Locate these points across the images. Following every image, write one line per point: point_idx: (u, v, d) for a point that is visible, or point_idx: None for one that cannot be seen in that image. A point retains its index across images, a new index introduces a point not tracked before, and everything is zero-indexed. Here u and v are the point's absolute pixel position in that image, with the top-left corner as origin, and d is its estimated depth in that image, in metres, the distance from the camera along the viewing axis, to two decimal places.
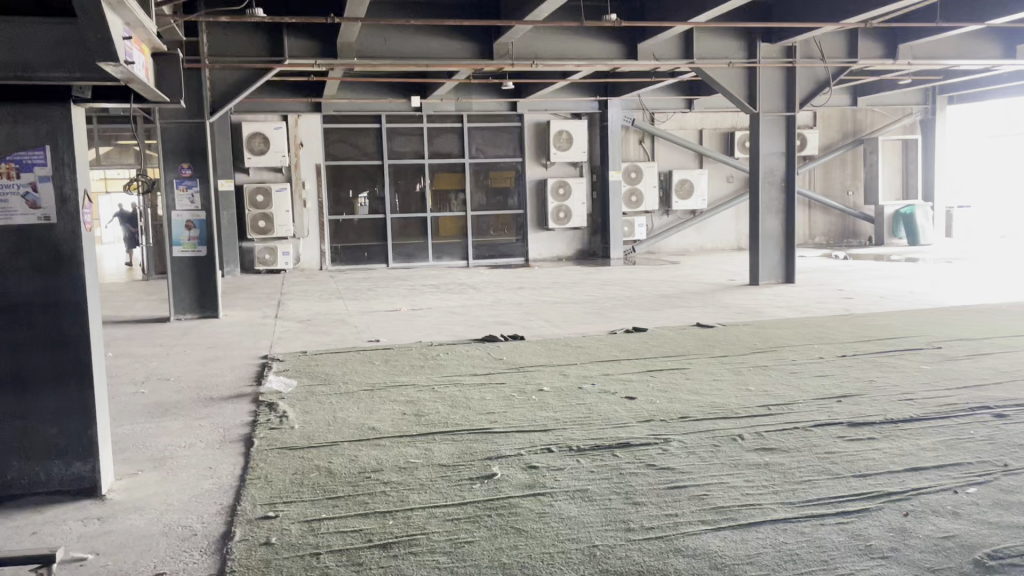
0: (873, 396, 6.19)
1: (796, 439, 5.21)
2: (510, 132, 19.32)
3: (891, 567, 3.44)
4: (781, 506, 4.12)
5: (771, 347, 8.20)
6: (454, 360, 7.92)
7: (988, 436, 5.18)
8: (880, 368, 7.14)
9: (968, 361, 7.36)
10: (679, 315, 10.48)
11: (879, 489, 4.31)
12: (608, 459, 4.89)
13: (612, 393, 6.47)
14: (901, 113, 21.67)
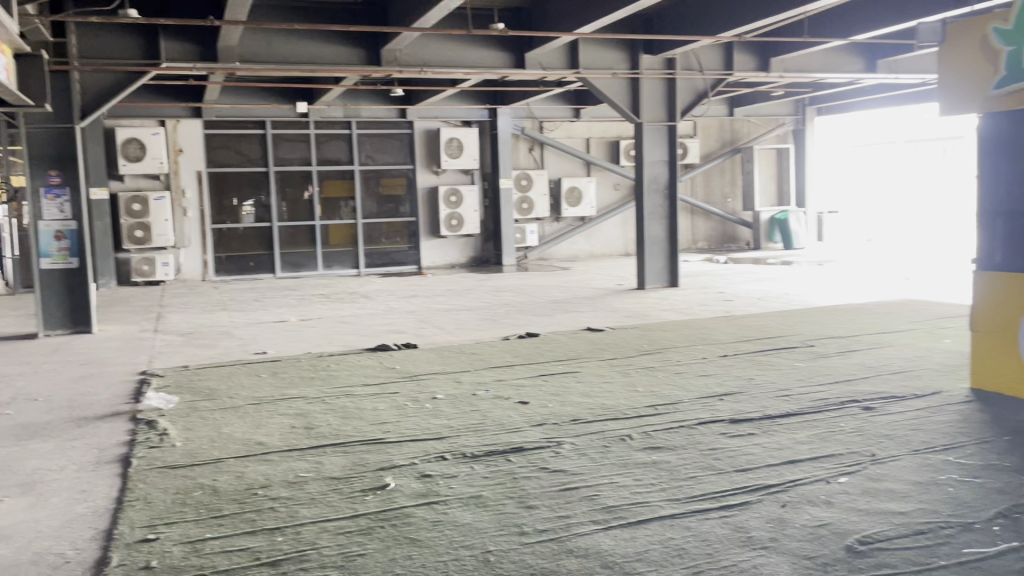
0: (753, 394, 6.47)
1: (682, 437, 5.38)
2: (399, 139, 19.14)
3: (771, 557, 3.60)
4: (668, 502, 4.25)
5: (658, 349, 8.47)
6: (346, 371, 7.79)
7: (857, 428, 5.51)
8: (759, 367, 7.47)
9: (839, 357, 7.80)
10: (571, 320, 10.67)
11: (759, 483, 4.51)
12: (501, 464, 4.92)
13: (506, 398, 6.52)
14: (774, 123, 22.81)
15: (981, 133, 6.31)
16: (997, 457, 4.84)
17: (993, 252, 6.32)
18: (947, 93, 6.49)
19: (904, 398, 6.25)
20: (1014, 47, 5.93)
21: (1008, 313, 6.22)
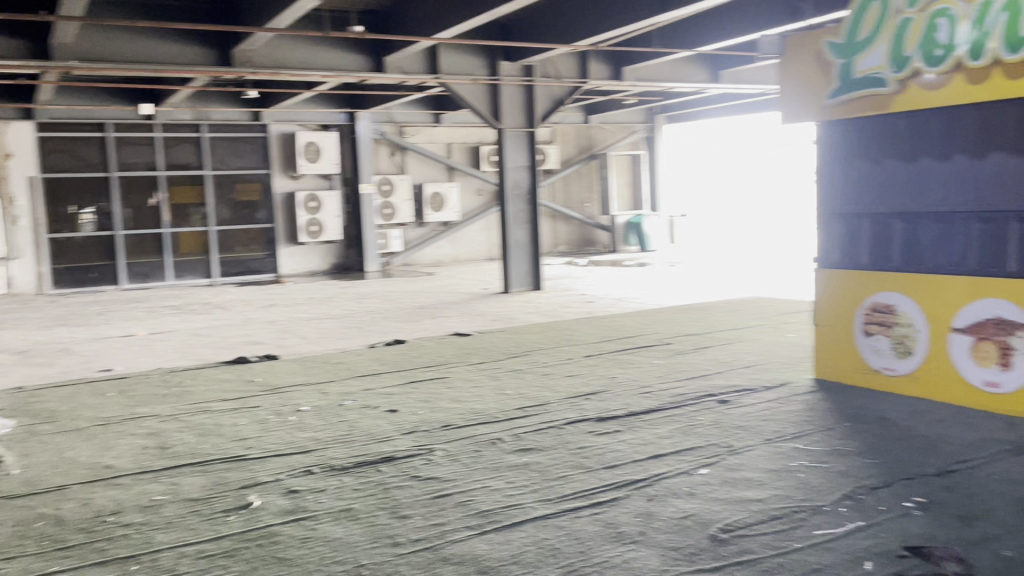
0: (617, 392, 6.65)
1: (551, 437, 5.46)
2: (254, 144, 18.52)
3: (640, 550, 3.69)
4: (541, 503, 4.29)
5: (524, 351, 8.56)
6: (203, 386, 7.42)
7: (715, 420, 5.77)
8: (621, 365, 7.70)
9: (695, 353, 8.16)
10: (437, 325, 10.63)
11: (626, 479, 4.63)
12: (371, 475, 4.82)
13: (374, 407, 6.39)
14: (628, 130, 23.40)
15: (820, 140, 6.78)
16: (840, 442, 5.19)
17: (830, 251, 6.81)
18: (787, 101, 6.92)
19: (755, 390, 6.61)
20: (844, 60, 6.37)
21: (844, 307, 6.71)
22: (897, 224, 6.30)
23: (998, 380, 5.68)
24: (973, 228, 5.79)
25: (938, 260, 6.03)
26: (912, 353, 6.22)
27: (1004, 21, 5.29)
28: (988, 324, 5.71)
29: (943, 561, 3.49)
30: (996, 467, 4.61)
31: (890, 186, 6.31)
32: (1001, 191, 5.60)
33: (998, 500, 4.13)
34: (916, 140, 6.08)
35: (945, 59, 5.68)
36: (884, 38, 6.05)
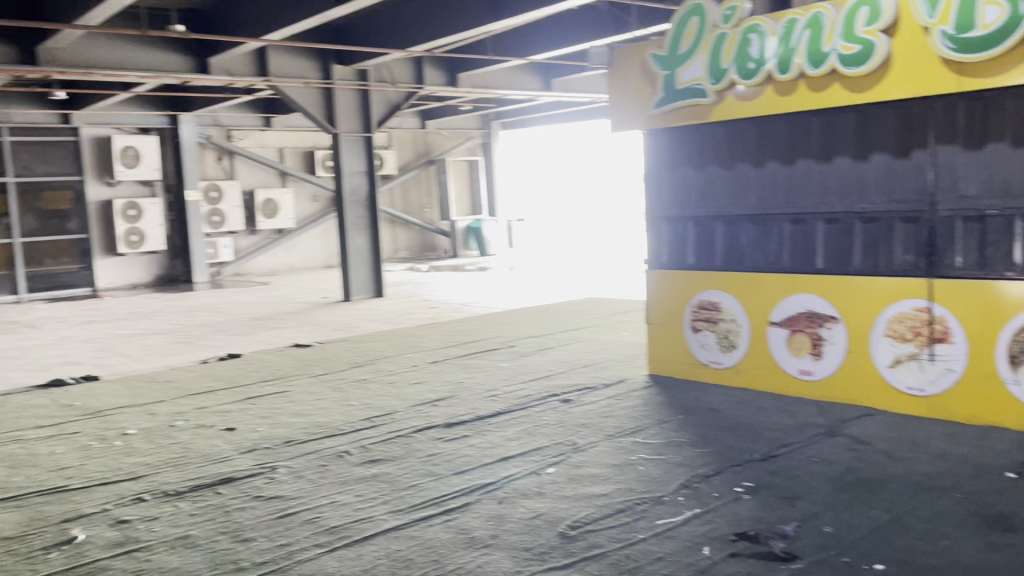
0: (463, 396, 6.68)
1: (398, 446, 5.40)
2: (63, 148, 17.16)
3: (493, 554, 3.72)
4: (391, 514, 4.23)
5: (367, 360, 8.42)
6: (12, 413, 6.77)
7: (559, 419, 5.92)
8: (465, 370, 7.74)
9: (538, 355, 8.34)
10: (275, 337, 10.25)
11: (476, 483, 4.65)
12: (209, 498, 4.57)
13: (209, 427, 6.07)
14: (463, 136, 23.57)
15: (647, 147, 7.16)
16: (675, 434, 5.47)
17: (660, 253, 7.18)
18: (617, 109, 7.22)
19: (595, 388, 6.84)
20: (668, 71, 6.68)
21: (674, 306, 7.09)
22: (719, 226, 6.74)
23: (810, 368, 6.16)
24: (785, 228, 6.29)
25: (756, 258, 6.50)
26: (736, 346, 6.64)
27: (806, 38, 5.73)
28: (800, 317, 6.19)
29: (771, 539, 3.75)
30: (812, 449, 5.02)
31: (713, 191, 6.75)
32: (808, 195, 6.14)
33: (814, 479, 4.49)
34: (734, 148, 6.56)
35: (756, 72, 6.06)
36: (702, 52, 6.40)
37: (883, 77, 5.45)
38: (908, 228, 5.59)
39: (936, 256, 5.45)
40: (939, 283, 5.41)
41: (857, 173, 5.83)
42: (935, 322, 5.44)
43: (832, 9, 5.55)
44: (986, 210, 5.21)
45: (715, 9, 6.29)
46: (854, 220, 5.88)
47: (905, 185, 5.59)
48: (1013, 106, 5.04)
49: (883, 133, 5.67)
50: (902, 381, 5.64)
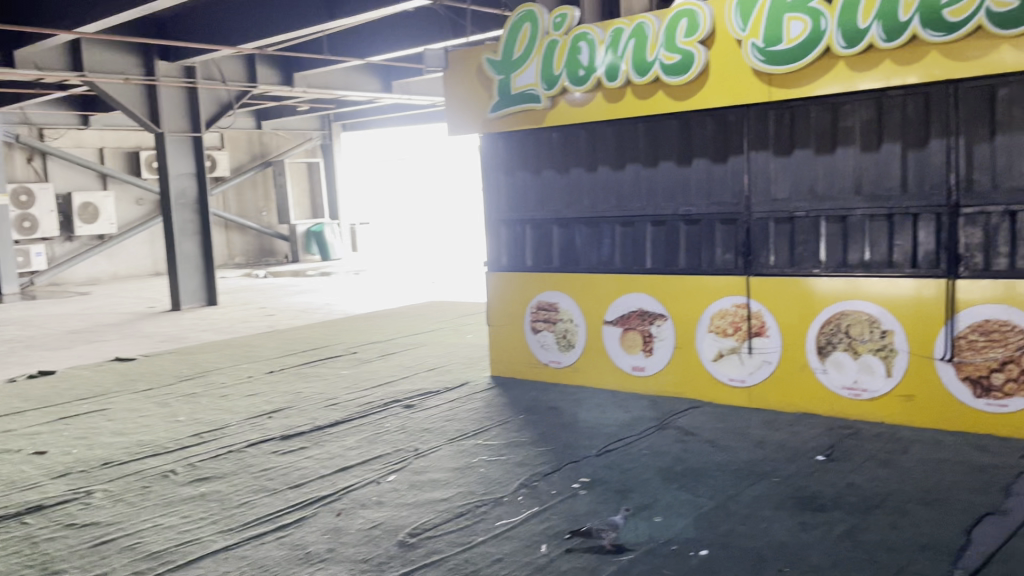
0: (301, 407, 6.47)
1: (230, 462, 5.15)
2: None
3: (329, 568, 3.62)
4: (221, 534, 4.02)
5: (198, 373, 7.99)
6: None
7: (400, 426, 5.85)
8: (304, 379, 7.49)
9: (380, 361, 8.22)
10: (94, 351, 9.54)
11: (313, 496, 4.51)
12: (14, 530, 4.17)
13: (16, 452, 5.56)
14: (302, 138, 22.87)
15: (484, 150, 7.24)
16: (516, 434, 5.53)
17: (500, 256, 7.26)
18: (454, 113, 7.23)
19: (438, 392, 6.81)
20: (503, 76, 6.76)
21: (514, 308, 7.18)
22: (555, 228, 6.89)
23: (643, 364, 6.41)
24: (617, 230, 6.52)
25: (590, 259, 6.70)
26: (574, 346, 6.81)
27: (632, 47, 5.95)
28: (632, 315, 6.42)
29: (605, 532, 3.86)
30: (644, 442, 5.22)
31: (549, 194, 6.90)
32: (637, 198, 6.39)
33: (647, 471, 4.67)
34: (568, 152, 6.73)
35: (587, 79, 6.24)
36: (535, 58, 6.51)
37: (702, 86, 5.75)
38: (727, 229, 5.94)
39: (752, 255, 5.82)
40: (755, 281, 5.77)
41: (681, 177, 6.13)
42: (752, 317, 5.79)
43: (654, 20, 5.80)
44: (794, 212, 5.61)
45: (546, 16, 6.43)
46: (679, 221, 6.17)
47: (724, 189, 5.93)
48: (816, 116, 5.47)
49: (703, 140, 5.99)
50: (725, 373, 5.98)
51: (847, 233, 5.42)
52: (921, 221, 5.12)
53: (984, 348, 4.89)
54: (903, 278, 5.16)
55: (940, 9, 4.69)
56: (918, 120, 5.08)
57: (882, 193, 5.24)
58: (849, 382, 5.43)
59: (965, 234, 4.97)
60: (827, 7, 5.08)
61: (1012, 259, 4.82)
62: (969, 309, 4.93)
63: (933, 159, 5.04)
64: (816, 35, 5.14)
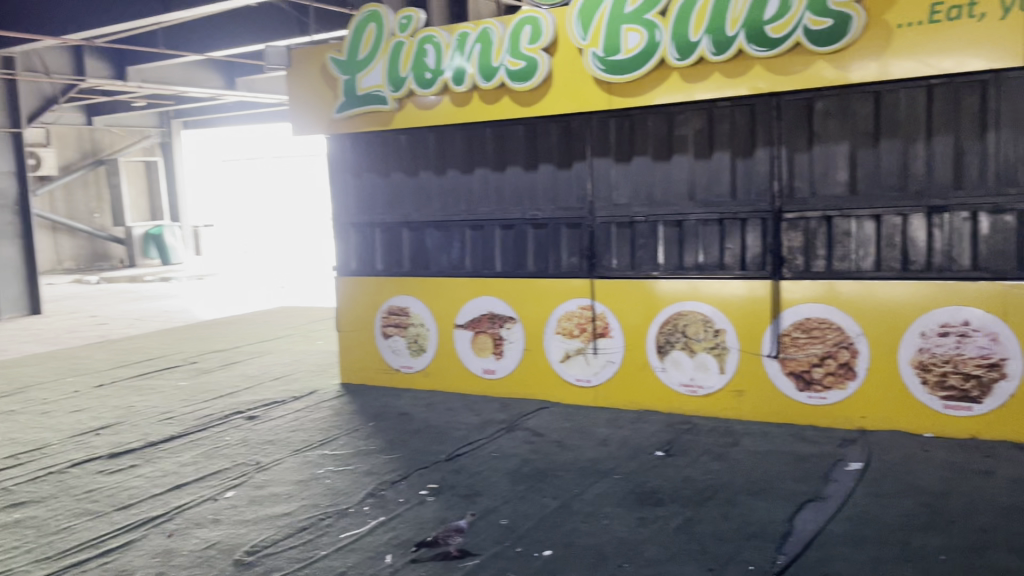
0: (133, 422, 6.08)
1: (50, 485, 4.77)
2: None
3: None
4: (35, 565, 3.71)
5: (16, 389, 7.36)
6: None
7: (242, 438, 5.61)
8: (137, 393, 7.05)
9: (222, 370, 7.86)
10: None
11: (142, 517, 4.24)
12: None
13: None
14: (139, 135, 21.55)
15: (329, 152, 7.07)
16: (364, 442, 5.43)
17: (349, 260, 7.12)
18: (297, 113, 7.02)
19: (284, 402, 6.58)
20: (348, 76, 6.62)
21: (364, 313, 7.05)
22: (405, 232, 6.82)
23: (493, 367, 6.45)
24: (466, 234, 6.53)
25: (441, 263, 6.68)
26: (425, 350, 6.76)
27: (478, 52, 5.98)
28: (482, 319, 6.45)
29: (451, 538, 3.84)
30: (493, 445, 5.25)
31: (398, 197, 6.82)
32: (485, 202, 6.42)
33: (494, 474, 4.69)
34: (416, 155, 6.68)
35: (434, 82, 6.20)
36: (381, 59, 6.42)
37: (546, 92, 5.85)
38: (572, 233, 6.07)
39: (596, 258, 5.98)
40: (599, 283, 5.93)
41: (528, 182, 6.22)
42: (597, 319, 5.95)
43: (499, 26, 5.85)
44: (634, 217, 5.81)
45: (392, 18, 6.36)
46: (527, 225, 6.25)
47: (569, 194, 6.06)
48: (653, 124, 5.68)
49: (549, 145, 6.10)
50: (572, 374, 6.11)
51: (683, 237, 5.66)
52: (749, 226, 5.43)
53: (805, 344, 5.23)
54: (733, 279, 5.45)
55: (763, 26, 4.98)
56: (745, 130, 5.37)
57: (713, 199, 5.51)
58: (686, 379, 5.67)
59: (787, 238, 5.31)
60: (662, 20, 5.29)
61: (828, 261, 5.20)
62: (791, 308, 5.27)
63: (759, 168, 5.35)
64: (652, 46, 5.34)
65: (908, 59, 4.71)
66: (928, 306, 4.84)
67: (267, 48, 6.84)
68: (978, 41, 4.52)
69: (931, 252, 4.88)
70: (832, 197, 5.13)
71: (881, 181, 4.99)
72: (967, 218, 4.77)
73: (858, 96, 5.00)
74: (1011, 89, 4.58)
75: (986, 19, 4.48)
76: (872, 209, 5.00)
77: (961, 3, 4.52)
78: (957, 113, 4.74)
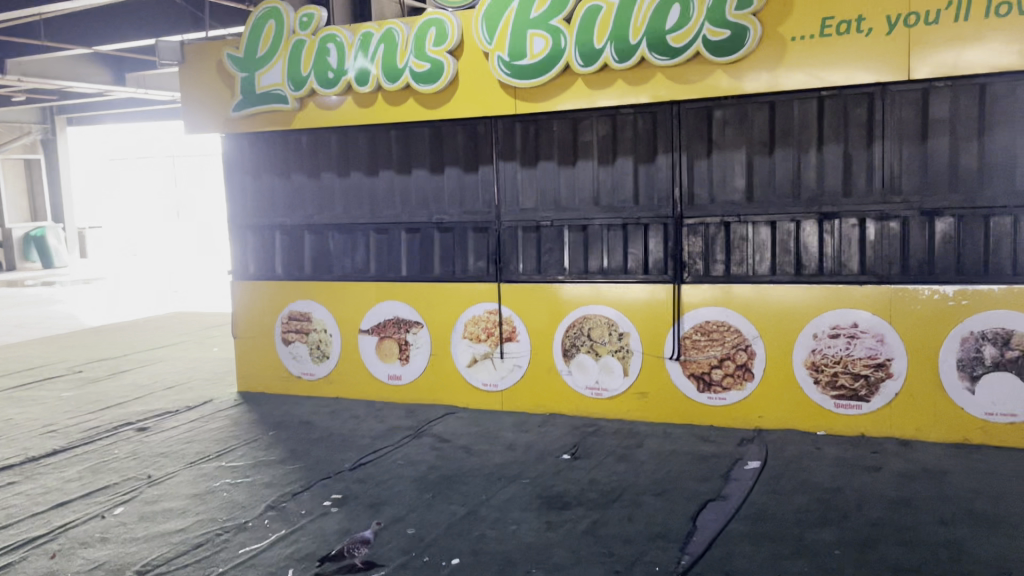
0: (11, 436, 5.69)
1: None
2: None
3: None
4: None
5: None
6: None
7: (132, 451, 5.33)
8: (15, 405, 6.61)
9: (109, 380, 7.45)
10: None
11: (21, 538, 3.97)
12: None
13: None
14: (20, 131, 19.84)
15: (226, 151, 6.82)
16: (264, 453, 5.24)
17: (247, 264, 6.89)
18: (192, 111, 6.74)
19: (177, 412, 6.30)
20: (246, 74, 6.40)
21: (264, 318, 6.83)
22: (306, 235, 6.64)
23: (399, 373, 6.35)
24: (371, 237, 6.41)
25: (344, 266, 6.54)
26: (328, 356, 6.60)
27: (382, 52, 5.88)
28: (387, 324, 6.34)
29: (355, 550, 3.74)
30: (398, 452, 5.16)
31: (299, 199, 6.64)
32: (390, 205, 6.32)
33: (400, 482, 4.61)
34: (318, 157, 6.52)
35: (336, 82, 6.07)
36: (281, 56, 6.24)
37: (451, 95, 5.81)
38: (479, 237, 6.04)
39: (503, 263, 5.97)
40: (506, 287, 5.92)
41: (434, 185, 6.16)
42: (504, 323, 5.94)
43: (404, 27, 5.77)
44: (540, 222, 5.83)
45: (292, 15, 6.19)
46: (433, 229, 6.18)
47: (474, 198, 6.03)
48: (559, 130, 5.72)
49: (455, 149, 6.05)
50: (479, 378, 6.08)
51: (588, 242, 5.72)
52: (651, 231, 5.52)
53: (705, 347, 5.36)
54: (636, 283, 5.54)
55: (665, 35, 5.08)
56: (648, 137, 5.47)
57: (617, 204, 5.59)
58: (591, 382, 5.72)
59: (688, 243, 5.43)
60: (566, 26, 5.33)
61: (727, 266, 5.35)
62: (692, 311, 5.39)
63: (661, 174, 5.45)
64: (557, 52, 5.38)
65: (800, 71, 4.89)
66: (819, 308, 5.04)
67: (158, 42, 6.53)
68: (865, 55, 4.74)
69: (823, 257, 5.07)
70: (730, 203, 5.28)
71: (776, 188, 5.16)
72: (855, 225, 4.99)
73: (755, 106, 5.16)
74: (895, 102, 4.82)
75: (872, 34, 4.70)
76: (768, 215, 5.17)
77: (850, 18, 4.74)
78: (846, 124, 4.96)
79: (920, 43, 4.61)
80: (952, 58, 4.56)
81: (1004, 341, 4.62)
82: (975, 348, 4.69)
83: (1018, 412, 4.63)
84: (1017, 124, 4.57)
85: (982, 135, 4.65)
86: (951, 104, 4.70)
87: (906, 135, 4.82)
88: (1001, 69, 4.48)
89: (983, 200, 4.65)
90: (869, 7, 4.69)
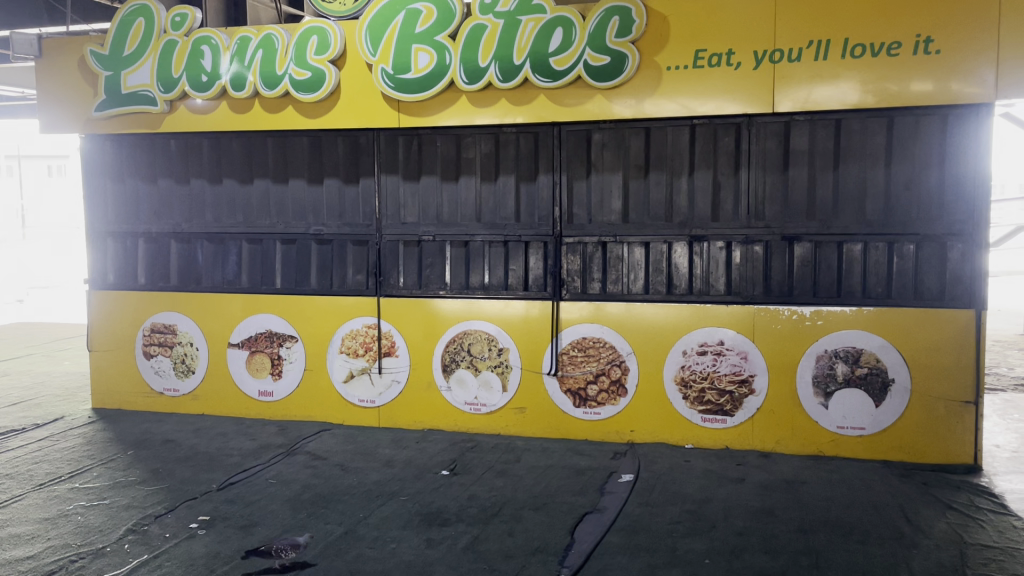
0: None
1: None
2: None
3: None
4: None
5: None
6: None
7: None
8: None
9: None
10: None
11: None
12: None
13: None
14: None
15: (84, 152, 6.43)
16: (122, 473, 4.93)
17: (106, 272, 6.51)
18: (49, 109, 6.33)
19: (24, 430, 5.84)
20: (111, 73, 6.07)
21: (124, 330, 6.47)
22: (173, 243, 6.34)
23: (270, 389, 6.14)
24: (243, 247, 6.19)
25: (214, 278, 6.27)
26: (193, 371, 6.31)
27: (259, 58, 5.70)
28: (259, 337, 6.13)
29: (284, 551, 3.80)
30: (270, 471, 4.98)
31: (165, 205, 6.33)
32: (265, 215, 6.13)
33: (272, 502, 4.45)
34: (188, 162, 6.25)
35: (210, 86, 5.85)
36: (150, 56, 5.95)
37: (333, 104, 5.74)
38: (358, 250, 5.95)
39: (382, 277, 5.90)
40: (385, 302, 5.86)
41: (311, 196, 6.02)
42: (383, 337, 5.88)
43: (284, 34, 5.64)
44: (421, 236, 5.80)
45: (162, 14, 5.93)
46: (310, 240, 6.04)
47: (354, 210, 5.95)
48: (441, 146, 5.73)
49: (334, 160, 5.94)
50: (355, 395, 5.96)
51: (469, 257, 5.74)
52: (531, 248, 5.61)
53: (582, 363, 5.49)
54: (515, 299, 5.61)
55: (548, 57, 5.20)
56: (529, 156, 5.56)
57: (499, 221, 5.64)
58: (469, 398, 5.73)
59: (567, 261, 5.56)
60: (451, 43, 5.36)
61: (603, 284, 5.50)
62: (569, 328, 5.51)
63: (541, 193, 5.55)
64: (440, 69, 5.40)
65: (674, 100, 5.13)
66: (688, 327, 5.26)
67: (11, 34, 6.06)
68: (732, 87, 5.02)
69: (693, 277, 5.31)
70: (607, 223, 5.43)
71: (650, 211, 5.36)
72: (722, 248, 5.24)
73: (631, 131, 5.35)
74: (760, 133, 5.11)
75: (740, 68, 4.99)
76: (643, 237, 5.35)
77: (721, 51, 5.01)
78: (715, 152, 5.21)
79: (783, 78, 4.94)
80: (809, 94, 4.91)
81: (855, 359, 4.98)
82: (828, 365, 5.02)
83: (866, 425, 4.98)
84: (866, 158, 4.94)
85: (836, 167, 5.00)
86: (810, 137, 5.03)
87: (769, 165, 5.11)
88: (852, 106, 4.85)
89: (837, 227, 4.99)
90: (738, 42, 4.98)
